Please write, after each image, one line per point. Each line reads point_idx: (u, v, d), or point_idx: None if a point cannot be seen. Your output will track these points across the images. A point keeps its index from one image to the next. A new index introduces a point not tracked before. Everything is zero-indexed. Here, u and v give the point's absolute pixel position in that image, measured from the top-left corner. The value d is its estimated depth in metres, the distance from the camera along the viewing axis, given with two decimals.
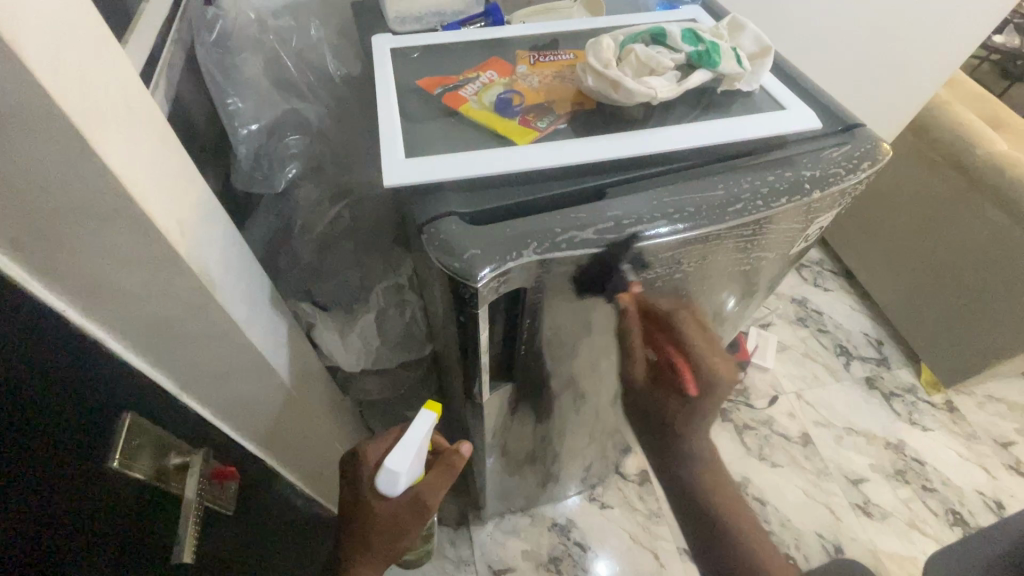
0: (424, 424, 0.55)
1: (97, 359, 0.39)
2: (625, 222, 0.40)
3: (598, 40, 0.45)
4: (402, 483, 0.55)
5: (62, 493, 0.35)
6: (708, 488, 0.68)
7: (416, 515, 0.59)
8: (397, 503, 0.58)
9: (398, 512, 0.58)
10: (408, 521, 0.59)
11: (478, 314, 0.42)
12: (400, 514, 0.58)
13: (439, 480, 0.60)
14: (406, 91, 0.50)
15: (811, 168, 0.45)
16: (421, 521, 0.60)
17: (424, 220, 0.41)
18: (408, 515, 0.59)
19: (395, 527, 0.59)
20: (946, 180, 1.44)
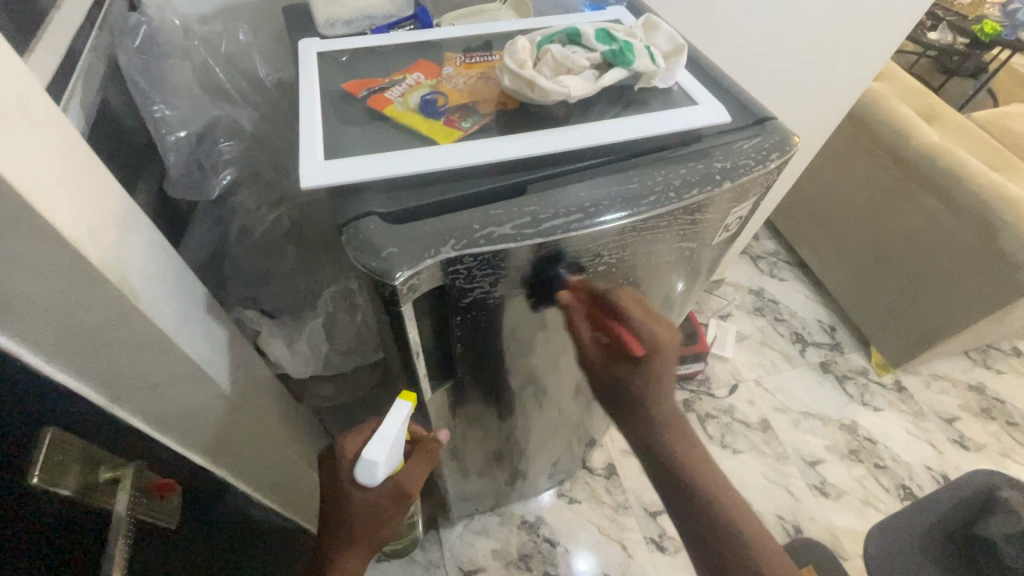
0: (401, 414, 0.53)
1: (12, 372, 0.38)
2: (541, 217, 0.42)
3: (515, 41, 0.46)
4: (381, 472, 0.53)
5: None
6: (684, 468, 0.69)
7: (397, 503, 0.61)
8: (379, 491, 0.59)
9: (379, 501, 0.59)
10: (389, 509, 0.60)
11: (403, 313, 0.43)
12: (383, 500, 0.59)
13: (419, 469, 0.62)
14: (331, 94, 0.50)
15: (722, 160, 0.47)
16: (401, 509, 0.62)
17: (345, 221, 0.41)
18: (388, 503, 0.60)
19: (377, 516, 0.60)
20: (886, 171, 1.51)
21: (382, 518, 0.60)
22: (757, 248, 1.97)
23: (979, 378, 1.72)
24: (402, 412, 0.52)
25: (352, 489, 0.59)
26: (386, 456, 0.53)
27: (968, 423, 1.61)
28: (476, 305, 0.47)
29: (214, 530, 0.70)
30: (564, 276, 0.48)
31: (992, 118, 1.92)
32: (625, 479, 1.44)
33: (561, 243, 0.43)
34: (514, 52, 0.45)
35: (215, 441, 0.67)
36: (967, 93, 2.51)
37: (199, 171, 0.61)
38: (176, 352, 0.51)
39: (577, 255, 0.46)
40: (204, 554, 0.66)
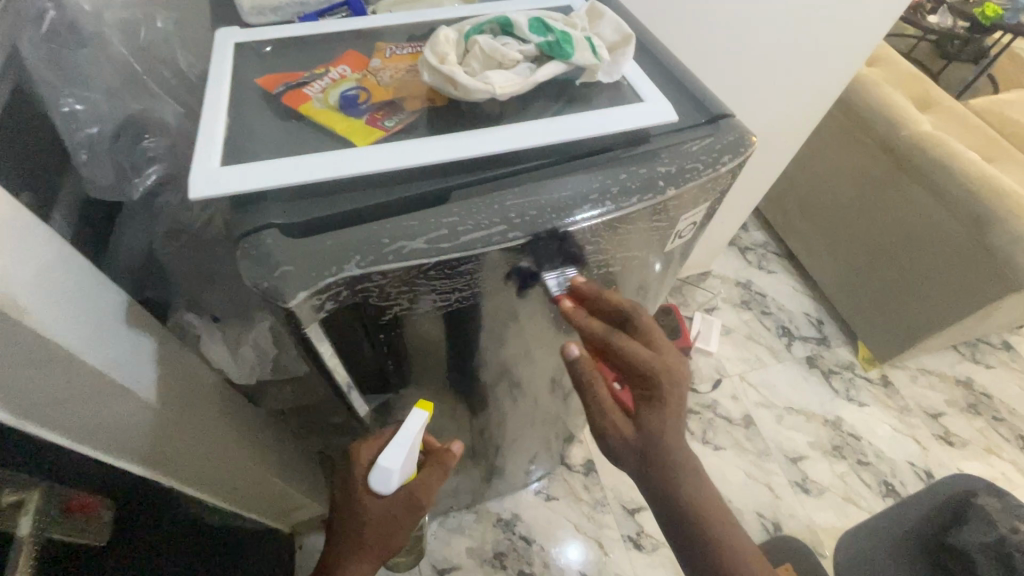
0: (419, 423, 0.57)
1: None
2: (459, 229, 0.38)
3: (439, 32, 0.42)
4: (396, 481, 0.57)
5: None
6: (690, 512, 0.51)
7: (409, 512, 0.60)
8: (390, 499, 0.59)
9: (391, 510, 0.59)
10: (400, 518, 0.60)
11: (311, 332, 0.39)
12: (396, 510, 0.59)
13: (432, 480, 0.62)
14: (243, 91, 0.46)
15: (667, 164, 0.43)
16: (412, 518, 0.61)
17: (241, 233, 0.38)
18: (400, 512, 0.59)
19: (389, 524, 0.60)
20: (877, 161, 1.46)
21: (394, 527, 0.60)
22: (746, 239, 1.92)
23: (967, 372, 1.69)
24: (420, 423, 0.56)
25: (365, 496, 0.59)
26: (401, 464, 0.57)
27: (954, 418, 1.59)
28: (402, 319, 0.44)
29: (158, 538, 0.67)
30: (495, 289, 0.44)
31: (989, 105, 1.86)
32: (604, 476, 1.42)
33: (484, 257, 0.39)
34: (436, 45, 0.41)
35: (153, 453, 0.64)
36: (965, 79, 2.44)
37: (121, 169, 0.60)
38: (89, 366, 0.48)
39: (506, 269, 0.42)
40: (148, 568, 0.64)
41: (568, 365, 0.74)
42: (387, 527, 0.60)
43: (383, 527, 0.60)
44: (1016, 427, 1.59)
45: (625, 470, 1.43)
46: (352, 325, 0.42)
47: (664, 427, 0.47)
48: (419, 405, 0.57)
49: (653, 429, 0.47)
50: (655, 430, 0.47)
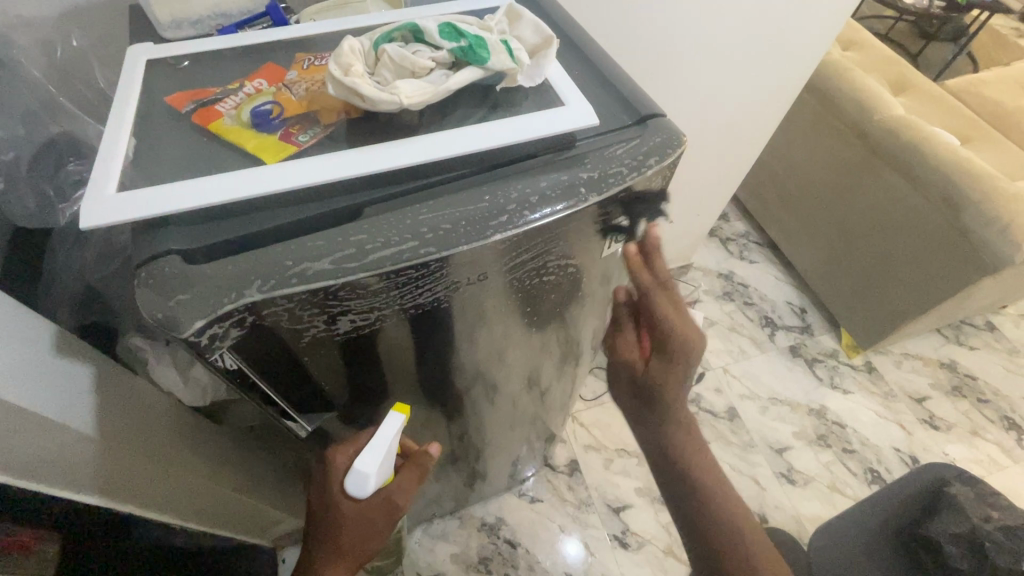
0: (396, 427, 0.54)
1: None
2: (368, 247, 0.37)
3: (344, 42, 0.40)
4: (372, 485, 0.53)
5: None
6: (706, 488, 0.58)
7: (384, 514, 0.59)
8: (368, 504, 0.56)
9: (368, 514, 0.57)
10: (377, 522, 0.58)
11: (222, 359, 0.38)
12: (370, 514, 0.57)
13: (407, 483, 0.60)
14: (150, 111, 0.44)
15: (590, 169, 0.42)
16: (388, 520, 0.60)
17: (140, 261, 0.36)
18: (376, 515, 0.58)
19: (364, 527, 0.58)
20: (851, 148, 1.45)
21: (370, 530, 0.58)
22: (727, 229, 1.91)
23: (952, 355, 1.69)
24: (398, 428, 0.53)
25: (342, 501, 0.56)
26: (378, 468, 0.53)
27: (939, 402, 1.58)
28: (323, 342, 0.42)
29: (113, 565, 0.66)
30: (419, 306, 0.43)
31: (964, 84, 1.85)
32: (588, 475, 1.41)
33: (398, 275, 0.38)
34: (339, 56, 0.39)
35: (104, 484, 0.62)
36: (945, 59, 2.42)
37: (46, 197, 0.58)
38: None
39: (427, 286, 0.40)
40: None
41: (528, 371, 0.72)
42: (362, 531, 0.58)
43: (358, 530, 0.58)
44: (1000, 408, 1.59)
45: (609, 468, 1.42)
46: (268, 352, 0.40)
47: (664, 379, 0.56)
48: (396, 409, 0.54)
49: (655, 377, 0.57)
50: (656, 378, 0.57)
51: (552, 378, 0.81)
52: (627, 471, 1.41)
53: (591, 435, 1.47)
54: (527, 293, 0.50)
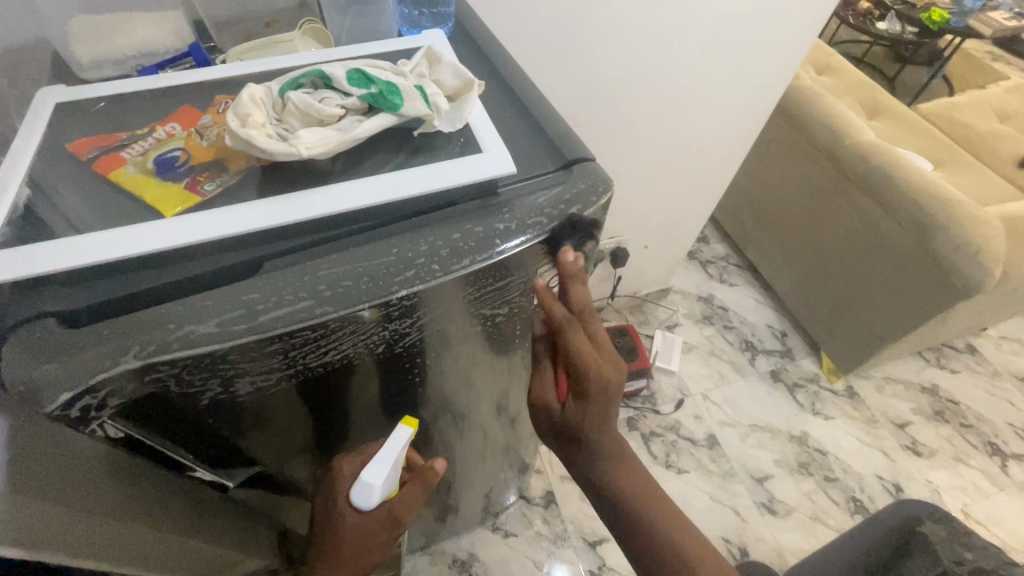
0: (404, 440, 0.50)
1: None
2: (259, 307, 0.35)
3: (246, 89, 0.39)
4: (378, 496, 0.49)
5: None
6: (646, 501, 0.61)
7: (388, 528, 0.56)
8: (370, 516, 0.54)
9: (370, 526, 0.54)
10: (379, 535, 0.55)
11: (108, 424, 0.35)
12: (373, 525, 0.54)
13: (413, 496, 0.56)
14: (52, 158, 0.42)
15: (506, 220, 0.41)
16: (392, 532, 0.57)
17: (11, 326, 0.34)
18: (378, 528, 0.55)
19: (367, 538, 0.56)
20: (823, 171, 1.45)
21: (372, 543, 0.56)
22: (706, 252, 1.90)
23: (933, 379, 1.67)
24: (404, 439, 0.49)
25: (345, 509, 0.54)
26: (385, 480, 0.50)
27: (921, 427, 1.55)
28: (225, 403, 0.40)
29: None
30: (331, 366, 0.41)
31: (937, 108, 1.87)
32: (563, 507, 1.37)
33: (291, 337, 0.36)
34: (238, 105, 0.37)
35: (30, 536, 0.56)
36: (921, 81, 2.44)
37: None
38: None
39: (330, 345, 0.38)
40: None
41: (483, 410, 0.70)
42: (365, 542, 0.56)
43: (361, 542, 0.55)
44: (983, 433, 1.57)
45: (586, 500, 1.38)
46: (164, 417, 0.38)
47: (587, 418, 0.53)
48: (405, 422, 0.51)
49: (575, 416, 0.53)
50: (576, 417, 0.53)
51: (516, 413, 0.78)
52: None
53: None
54: (451, 342, 0.48)
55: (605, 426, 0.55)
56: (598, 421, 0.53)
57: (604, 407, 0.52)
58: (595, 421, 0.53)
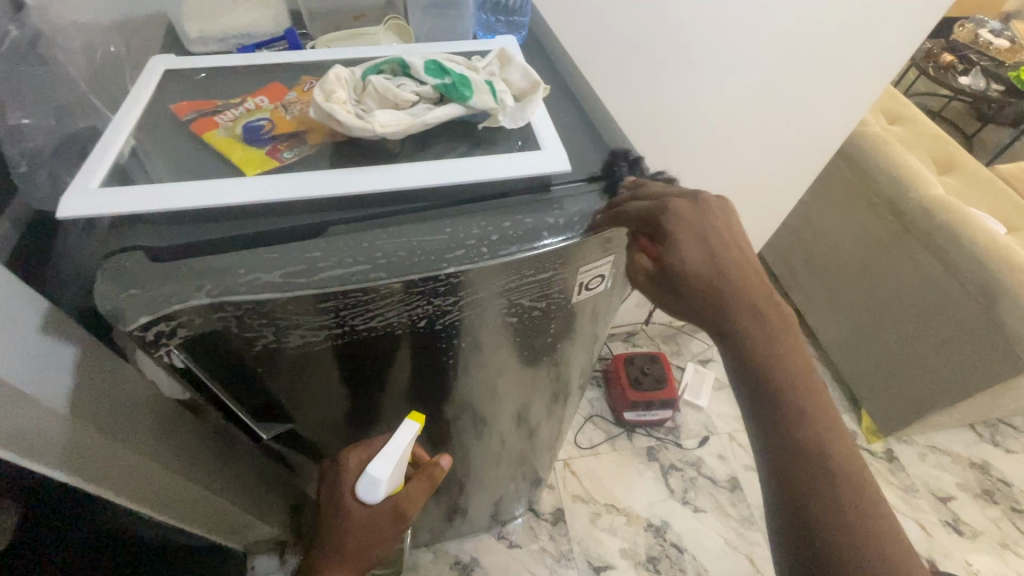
0: (408, 435, 0.50)
1: None
2: (319, 265, 0.38)
3: (333, 70, 0.42)
4: (383, 492, 0.50)
5: None
6: (817, 441, 0.43)
7: (393, 522, 0.57)
8: (375, 510, 0.55)
9: (375, 519, 0.56)
10: (384, 528, 0.57)
11: (170, 358, 0.39)
12: (378, 519, 0.56)
13: (419, 491, 0.57)
14: (157, 117, 0.47)
15: (555, 216, 0.43)
16: (397, 526, 0.58)
17: (107, 254, 0.38)
18: (383, 522, 0.56)
19: (372, 532, 0.57)
20: (883, 222, 1.40)
21: (376, 536, 0.58)
22: None
23: (984, 455, 1.56)
24: (410, 436, 0.50)
25: (351, 503, 0.56)
26: (389, 476, 0.51)
27: (964, 504, 1.45)
28: (275, 354, 0.43)
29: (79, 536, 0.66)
30: (375, 333, 0.43)
31: (1018, 171, 1.77)
32: (573, 526, 1.35)
33: (345, 296, 0.39)
34: (325, 83, 0.41)
35: (69, 458, 0.60)
36: (1002, 142, 2.33)
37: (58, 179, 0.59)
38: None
39: (378, 312, 0.41)
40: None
41: (507, 412, 0.70)
42: (369, 535, 0.58)
43: (366, 535, 0.57)
44: None
45: (596, 523, 1.35)
46: (220, 358, 0.41)
47: (699, 264, 0.43)
48: (411, 416, 0.51)
49: (698, 272, 0.43)
50: (691, 270, 0.43)
51: (540, 419, 0.79)
52: (614, 529, 1.35)
53: (581, 485, 1.41)
54: (489, 332, 0.49)
55: (737, 280, 0.44)
56: (725, 274, 0.43)
57: (720, 251, 0.43)
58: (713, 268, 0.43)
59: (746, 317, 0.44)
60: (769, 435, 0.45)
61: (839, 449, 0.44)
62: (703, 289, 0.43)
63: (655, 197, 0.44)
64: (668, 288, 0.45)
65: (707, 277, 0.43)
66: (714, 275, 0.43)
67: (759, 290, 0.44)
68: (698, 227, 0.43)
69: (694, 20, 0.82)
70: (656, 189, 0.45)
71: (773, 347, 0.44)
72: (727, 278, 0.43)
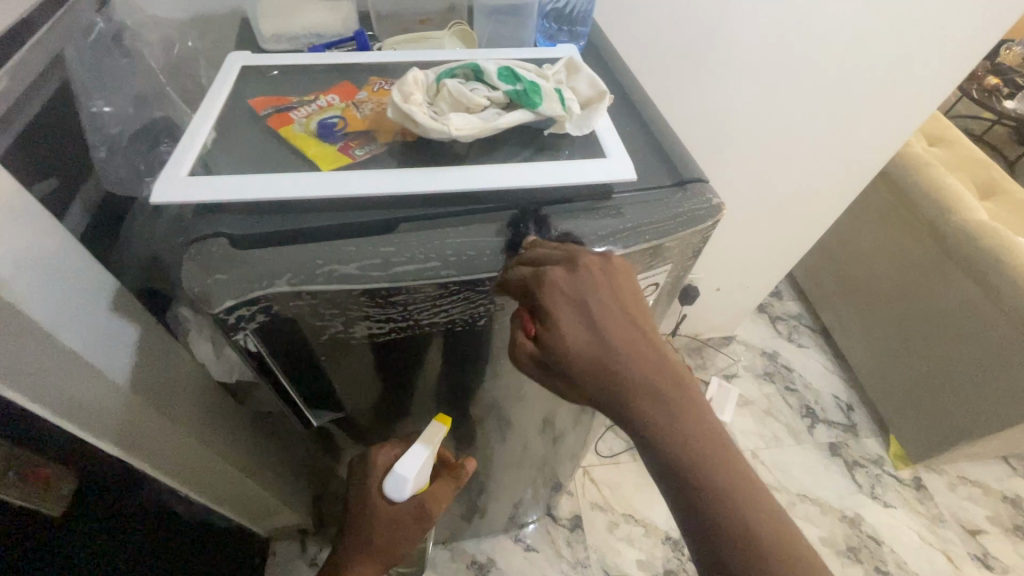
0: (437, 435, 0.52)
1: None
2: (393, 260, 0.40)
3: (410, 73, 0.44)
4: (409, 489, 0.52)
5: None
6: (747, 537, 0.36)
7: (416, 520, 0.58)
8: (401, 506, 0.56)
9: (400, 516, 0.57)
10: (408, 526, 0.58)
11: (245, 342, 0.41)
12: (403, 516, 0.57)
13: (442, 492, 0.59)
14: (238, 111, 0.50)
15: (617, 224, 0.44)
16: (419, 525, 0.59)
17: (193, 239, 0.40)
18: (407, 519, 0.57)
19: (396, 528, 0.58)
20: (921, 245, 1.36)
21: (400, 533, 0.59)
22: (778, 307, 1.83)
23: (1017, 490, 1.51)
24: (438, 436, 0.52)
25: (378, 499, 0.57)
26: (415, 475, 0.52)
27: (994, 539, 1.41)
28: (340, 343, 0.45)
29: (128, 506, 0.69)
30: (432, 327, 0.45)
31: None
32: (590, 533, 1.34)
33: (415, 291, 0.41)
34: (403, 85, 0.43)
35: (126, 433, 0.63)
36: None
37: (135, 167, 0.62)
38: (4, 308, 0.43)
39: (442, 308, 0.43)
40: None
41: (542, 415, 0.71)
42: (394, 532, 0.59)
43: (391, 531, 0.58)
44: None
45: (613, 532, 1.35)
46: (289, 344, 0.43)
47: (575, 343, 0.37)
48: (438, 418, 0.54)
49: (573, 352, 0.37)
50: (566, 350, 0.37)
51: (572, 423, 0.79)
52: (631, 540, 1.34)
53: (600, 493, 1.41)
54: None
55: (629, 359, 0.37)
56: (616, 353, 0.37)
57: (603, 325, 0.37)
58: (590, 346, 0.37)
59: (646, 404, 0.37)
60: (694, 537, 0.38)
61: (779, 541, 0.36)
62: (582, 371, 0.37)
63: (537, 262, 0.40)
64: (554, 374, 0.39)
65: (595, 359, 0.37)
66: (591, 356, 0.37)
67: (662, 371, 0.37)
68: (575, 300, 0.37)
69: (751, 28, 0.82)
70: (541, 254, 0.40)
71: (675, 434, 0.37)
72: (617, 361, 0.36)
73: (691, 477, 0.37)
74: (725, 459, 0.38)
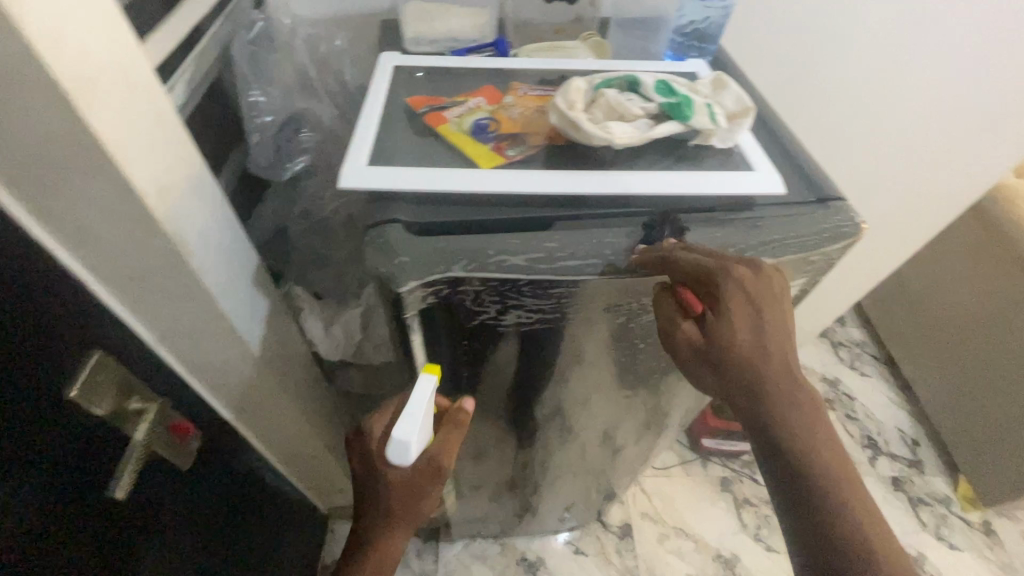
0: (427, 387, 0.45)
1: (75, 311, 0.44)
2: (557, 253, 0.43)
3: (572, 81, 0.47)
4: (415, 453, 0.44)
5: (34, 425, 0.39)
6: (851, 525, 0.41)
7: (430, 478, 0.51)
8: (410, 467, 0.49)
9: (410, 477, 0.50)
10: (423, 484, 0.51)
11: (408, 320, 0.45)
12: (415, 476, 0.50)
13: (449, 442, 0.51)
14: (395, 107, 0.54)
15: (762, 235, 0.46)
16: (434, 482, 0.52)
17: (373, 223, 0.43)
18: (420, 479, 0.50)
19: (411, 491, 0.51)
20: (1010, 279, 1.31)
21: (417, 495, 0.52)
22: (841, 333, 1.79)
23: None
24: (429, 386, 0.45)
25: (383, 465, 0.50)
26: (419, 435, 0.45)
27: None
28: (487, 327, 0.48)
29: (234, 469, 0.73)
30: (573, 317, 0.49)
31: None
32: (639, 543, 1.34)
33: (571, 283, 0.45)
34: (567, 92, 0.46)
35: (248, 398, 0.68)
36: None
37: (279, 152, 0.68)
38: (184, 269, 0.48)
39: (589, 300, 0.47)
40: (196, 545, 0.65)
41: (631, 418, 0.72)
42: (409, 494, 0.51)
43: (405, 494, 0.51)
44: None
45: (663, 544, 1.34)
46: (444, 324, 0.47)
47: (733, 331, 0.44)
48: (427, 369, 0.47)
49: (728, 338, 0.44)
50: (722, 336, 0.44)
51: (654, 429, 0.80)
52: (681, 554, 1.33)
53: (651, 504, 1.41)
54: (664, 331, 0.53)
55: (776, 354, 0.44)
56: (769, 347, 0.44)
57: (763, 322, 0.44)
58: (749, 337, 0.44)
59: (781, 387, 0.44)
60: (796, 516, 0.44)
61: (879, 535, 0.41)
62: (734, 357, 0.44)
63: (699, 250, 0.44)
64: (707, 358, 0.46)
65: (752, 349, 0.44)
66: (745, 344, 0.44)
67: (792, 368, 0.44)
68: (747, 293, 0.43)
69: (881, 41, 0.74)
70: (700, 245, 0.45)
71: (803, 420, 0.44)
72: (767, 349, 0.44)
73: (799, 456, 0.44)
74: (836, 452, 0.44)
